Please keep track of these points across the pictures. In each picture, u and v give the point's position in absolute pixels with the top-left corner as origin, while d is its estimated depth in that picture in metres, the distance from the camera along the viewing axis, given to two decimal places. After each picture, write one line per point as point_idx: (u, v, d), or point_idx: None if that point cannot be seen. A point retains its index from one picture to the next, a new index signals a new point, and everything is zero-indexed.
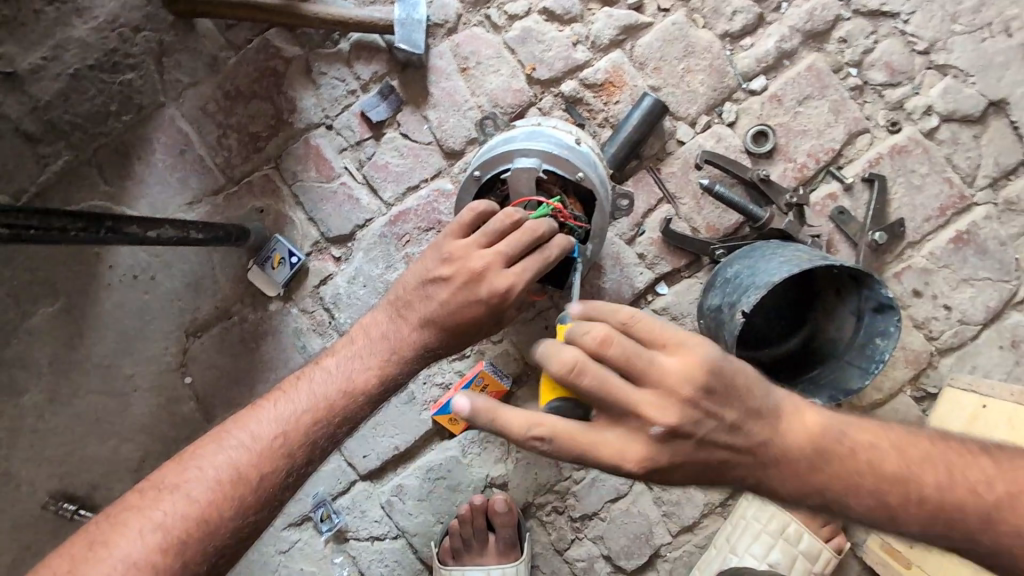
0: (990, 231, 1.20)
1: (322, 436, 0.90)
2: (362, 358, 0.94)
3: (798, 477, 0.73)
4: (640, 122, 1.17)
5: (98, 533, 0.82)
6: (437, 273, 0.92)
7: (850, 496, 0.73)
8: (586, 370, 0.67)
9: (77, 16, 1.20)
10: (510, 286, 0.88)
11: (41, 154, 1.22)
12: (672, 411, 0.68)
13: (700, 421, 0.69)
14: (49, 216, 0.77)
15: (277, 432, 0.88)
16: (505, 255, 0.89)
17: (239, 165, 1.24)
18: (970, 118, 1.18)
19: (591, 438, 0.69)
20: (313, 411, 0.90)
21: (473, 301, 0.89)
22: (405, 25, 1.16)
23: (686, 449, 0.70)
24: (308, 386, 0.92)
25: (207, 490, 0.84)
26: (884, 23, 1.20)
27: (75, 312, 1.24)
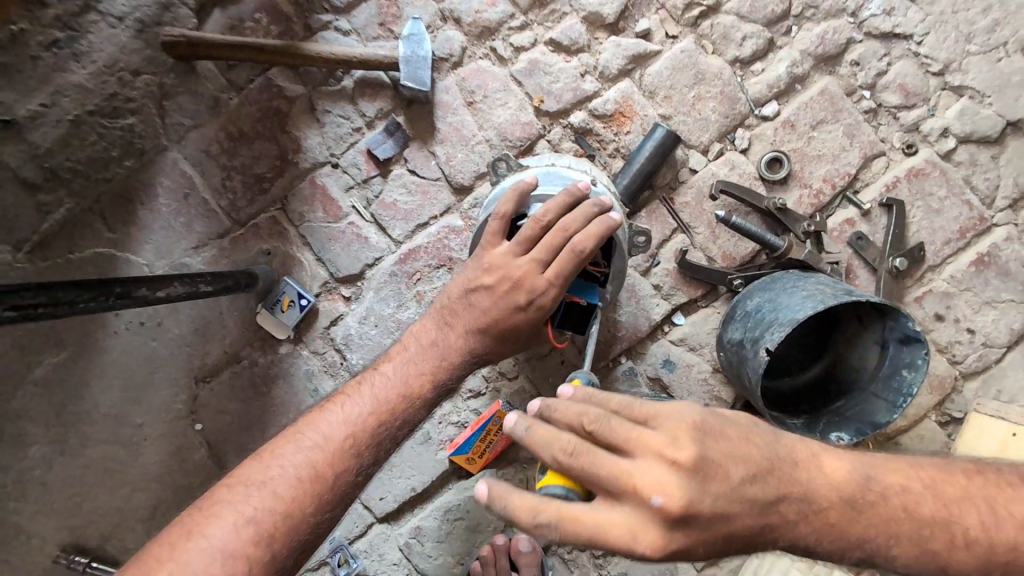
0: (1011, 253, 1.18)
1: (386, 437, 0.89)
2: (416, 364, 0.93)
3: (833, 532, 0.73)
4: (652, 153, 1.15)
5: (191, 523, 0.78)
6: (479, 281, 0.93)
7: (864, 534, 0.74)
8: (577, 452, 0.69)
9: (74, 61, 1.18)
10: (548, 290, 0.89)
11: (43, 202, 1.20)
12: (664, 486, 0.66)
13: (712, 491, 0.68)
14: (60, 290, 0.71)
15: (345, 433, 0.87)
16: (542, 260, 0.89)
17: (245, 207, 1.22)
18: (989, 139, 1.16)
19: (599, 522, 0.67)
20: (374, 412, 0.89)
21: (514, 309, 0.90)
22: (411, 62, 1.15)
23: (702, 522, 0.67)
24: (370, 390, 0.91)
25: (291, 485, 0.81)
26: (897, 45, 1.17)
27: (81, 361, 1.21)
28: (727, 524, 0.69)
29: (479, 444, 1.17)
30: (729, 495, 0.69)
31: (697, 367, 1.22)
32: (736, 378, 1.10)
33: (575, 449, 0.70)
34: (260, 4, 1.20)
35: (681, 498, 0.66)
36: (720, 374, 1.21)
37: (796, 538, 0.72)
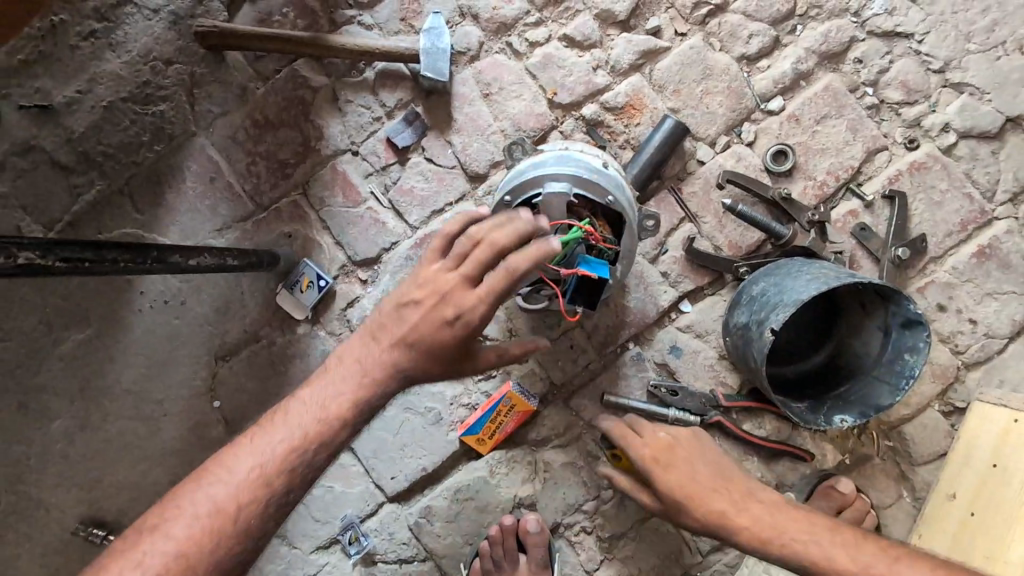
0: (1013, 245, 1.21)
1: (299, 467, 0.81)
2: (336, 385, 0.84)
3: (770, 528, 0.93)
4: (661, 144, 1.19)
5: (89, 568, 0.77)
6: (409, 297, 0.85)
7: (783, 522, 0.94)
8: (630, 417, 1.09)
9: (110, 50, 1.24)
10: (476, 307, 0.82)
11: (74, 184, 1.25)
12: (673, 484, 0.98)
13: (709, 507, 0.95)
14: (102, 248, 0.75)
15: (252, 465, 0.80)
16: (471, 275, 0.82)
17: (268, 192, 1.26)
18: (988, 134, 1.20)
19: (636, 434, 1.04)
20: (289, 441, 0.81)
21: (442, 325, 0.83)
22: (430, 53, 1.20)
23: (689, 515, 0.97)
24: (284, 419, 0.82)
25: (185, 525, 0.77)
26: (899, 44, 1.22)
27: (106, 337, 1.25)
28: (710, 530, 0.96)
29: (490, 424, 1.22)
30: (724, 518, 0.95)
31: (703, 353, 1.24)
32: (742, 361, 1.12)
33: (631, 433, 1.05)
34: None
35: (684, 500, 0.97)
36: (726, 360, 1.24)
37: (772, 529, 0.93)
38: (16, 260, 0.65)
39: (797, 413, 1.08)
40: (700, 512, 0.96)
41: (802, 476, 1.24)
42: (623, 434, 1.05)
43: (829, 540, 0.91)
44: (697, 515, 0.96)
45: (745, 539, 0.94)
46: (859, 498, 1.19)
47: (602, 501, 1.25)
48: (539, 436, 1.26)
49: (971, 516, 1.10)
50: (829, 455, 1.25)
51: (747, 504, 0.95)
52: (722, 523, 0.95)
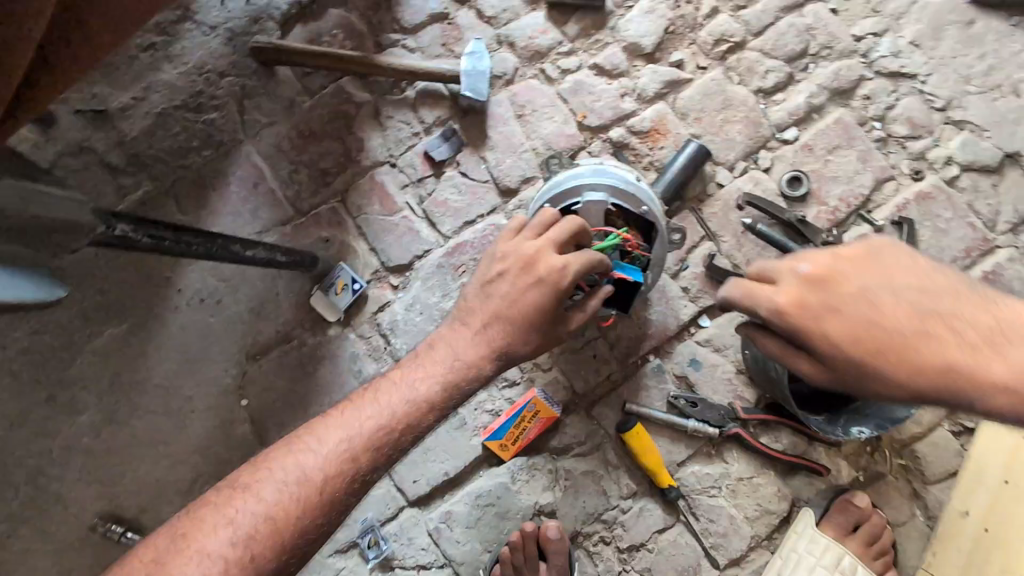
0: (1015, 272, 1.28)
1: (386, 444, 0.85)
2: (427, 368, 0.90)
3: (962, 355, 0.73)
4: (684, 166, 1.27)
5: (181, 527, 0.79)
6: (491, 272, 0.94)
7: (983, 354, 0.73)
8: (763, 275, 0.83)
9: (167, 62, 1.32)
10: (567, 263, 0.90)
11: (122, 184, 1.30)
12: (863, 338, 0.75)
13: (922, 353, 0.74)
14: (182, 231, 0.85)
15: (342, 437, 0.84)
16: (555, 240, 0.93)
17: (308, 198, 1.32)
18: (989, 168, 1.29)
19: (768, 290, 0.81)
20: (378, 417, 0.86)
21: (532, 282, 0.91)
22: (471, 75, 1.29)
23: (906, 380, 0.74)
24: (376, 399, 0.88)
25: (276, 490, 0.80)
26: (904, 83, 1.31)
27: (141, 333, 1.28)
28: (945, 391, 0.73)
29: (513, 430, 1.26)
30: (949, 365, 0.73)
31: (722, 368, 1.29)
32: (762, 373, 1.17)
33: (773, 287, 0.80)
34: (337, 22, 1.35)
35: (887, 358, 0.74)
36: (744, 375, 1.28)
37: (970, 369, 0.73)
38: (115, 232, 0.76)
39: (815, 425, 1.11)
40: (913, 366, 0.74)
41: (817, 492, 1.28)
42: (766, 299, 0.80)
43: (1015, 340, 0.74)
44: (911, 372, 0.74)
45: (988, 397, 0.72)
46: (876, 514, 1.24)
47: (621, 510, 1.27)
48: (560, 443, 1.28)
49: (984, 532, 1.15)
50: (843, 472, 1.28)
51: (972, 341, 0.74)
52: (957, 376, 0.73)
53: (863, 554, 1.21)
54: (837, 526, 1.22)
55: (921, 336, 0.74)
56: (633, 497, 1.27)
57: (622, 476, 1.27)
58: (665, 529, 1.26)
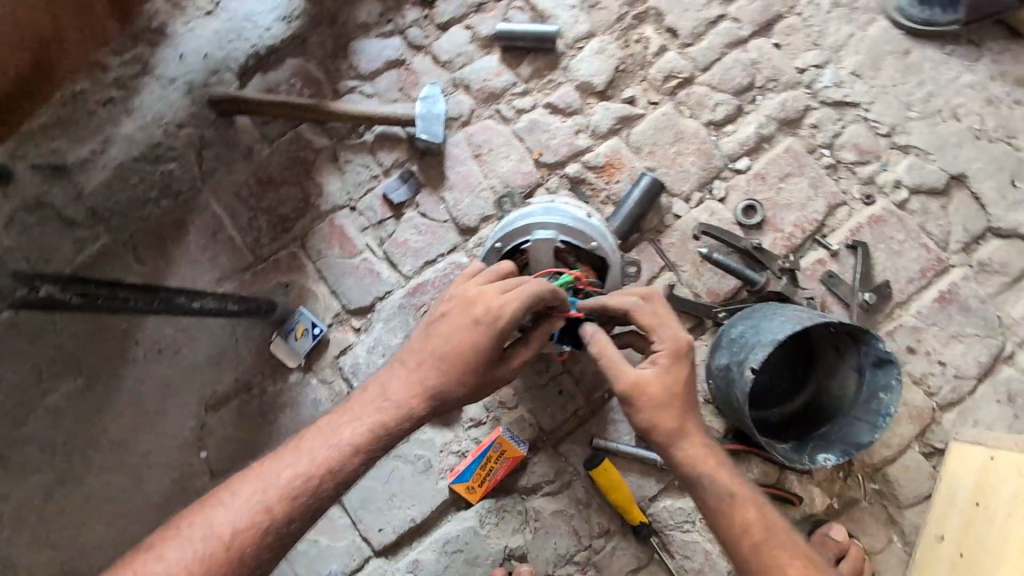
0: (970, 291, 1.30)
1: (307, 496, 0.87)
2: (357, 415, 0.92)
3: (694, 446, 0.88)
4: (640, 199, 1.29)
5: None
6: (434, 317, 0.95)
7: (704, 459, 0.88)
8: (653, 306, 0.94)
9: (126, 115, 1.33)
10: (503, 308, 0.89)
11: (80, 237, 1.30)
12: (667, 380, 0.88)
13: (682, 417, 0.88)
14: (116, 287, 0.85)
15: (258, 488, 0.87)
16: (498, 285, 0.92)
17: (268, 244, 1.33)
18: (936, 190, 1.32)
19: (645, 315, 0.93)
20: (297, 466, 0.88)
21: (473, 325, 0.90)
22: (426, 118, 1.31)
23: (656, 406, 0.88)
24: (302, 448, 0.90)
25: (184, 554, 0.83)
26: (849, 111, 1.35)
27: (97, 387, 1.26)
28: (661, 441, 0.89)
29: (479, 472, 1.22)
30: (680, 436, 0.88)
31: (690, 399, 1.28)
32: (726, 403, 1.16)
33: (664, 318, 0.92)
34: (295, 71, 1.38)
35: (658, 406, 0.88)
36: (712, 405, 1.27)
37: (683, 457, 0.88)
38: (38, 293, 0.77)
39: (781, 453, 1.12)
40: (673, 411, 0.88)
41: (793, 521, 1.25)
42: (654, 319, 0.92)
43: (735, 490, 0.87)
44: (665, 413, 0.88)
45: (687, 455, 0.88)
46: (854, 545, 1.20)
47: (594, 551, 1.23)
48: (529, 483, 1.25)
49: (959, 557, 1.11)
50: (817, 499, 1.26)
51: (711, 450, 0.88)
52: (684, 434, 0.88)
53: None
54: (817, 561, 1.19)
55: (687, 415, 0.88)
56: (606, 536, 1.24)
57: (593, 514, 1.24)
58: (639, 568, 1.23)
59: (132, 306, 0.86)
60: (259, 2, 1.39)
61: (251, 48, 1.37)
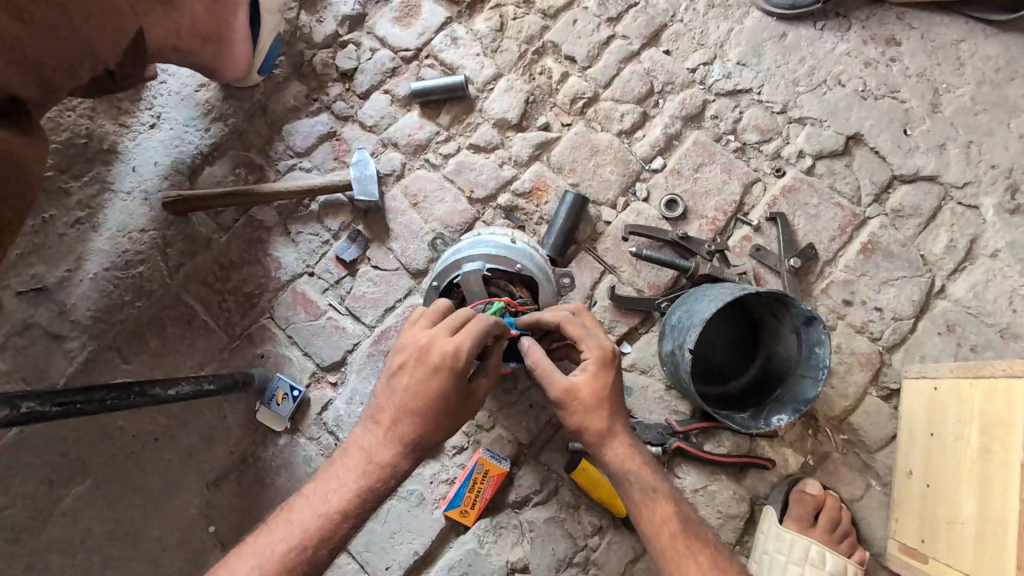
0: (890, 237, 1.38)
1: (300, 562, 0.95)
2: (340, 478, 0.99)
3: (620, 446, 1.00)
4: (567, 215, 1.39)
5: None
6: (394, 367, 1.01)
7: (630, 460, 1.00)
8: (581, 320, 1.05)
9: (94, 231, 1.45)
10: (458, 347, 0.95)
11: (68, 349, 1.40)
12: (597, 385, 1.00)
13: (611, 419, 1.00)
14: (91, 390, 0.94)
15: (254, 565, 0.94)
16: (448, 327, 0.98)
17: (239, 321, 1.43)
18: (837, 152, 1.42)
19: (574, 328, 1.03)
20: (290, 538, 0.96)
21: (432, 372, 0.97)
22: (361, 181, 1.42)
23: (587, 410, 1.00)
24: (289, 518, 0.98)
25: None
26: (744, 97, 1.46)
27: (104, 485, 1.34)
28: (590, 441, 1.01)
29: (469, 495, 1.29)
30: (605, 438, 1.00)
31: (652, 387, 1.35)
32: (680, 385, 1.25)
33: (590, 329, 1.04)
34: (238, 161, 1.51)
35: (586, 410, 1.00)
36: (673, 390, 1.35)
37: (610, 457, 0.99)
38: (20, 410, 0.86)
39: (737, 422, 1.20)
40: (603, 413, 1.00)
41: (773, 485, 1.31)
42: (582, 331, 1.03)
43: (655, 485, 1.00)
44: (594, 416, 1.00)
45: (617, 455, 0.99)
46: (830, 496, 1.26)
47: (591, 550, 1.29)
48: (518, 496, 1.32)
49: (927, 487, 1.17)
50: (792, 459, 1.31)
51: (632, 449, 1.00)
52: (609, 436, 1.00)
53: (829, 539, 1.22)
54: (800, 518, 1.24)
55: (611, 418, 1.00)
56: (599, 533, 1.29)
57: (583, 514, 1.30)
58: (637, 558, 1.28)
59: (108, 404, 0.96)
60: (195, 107, 1.53)
61: (195, 148, 1.51)
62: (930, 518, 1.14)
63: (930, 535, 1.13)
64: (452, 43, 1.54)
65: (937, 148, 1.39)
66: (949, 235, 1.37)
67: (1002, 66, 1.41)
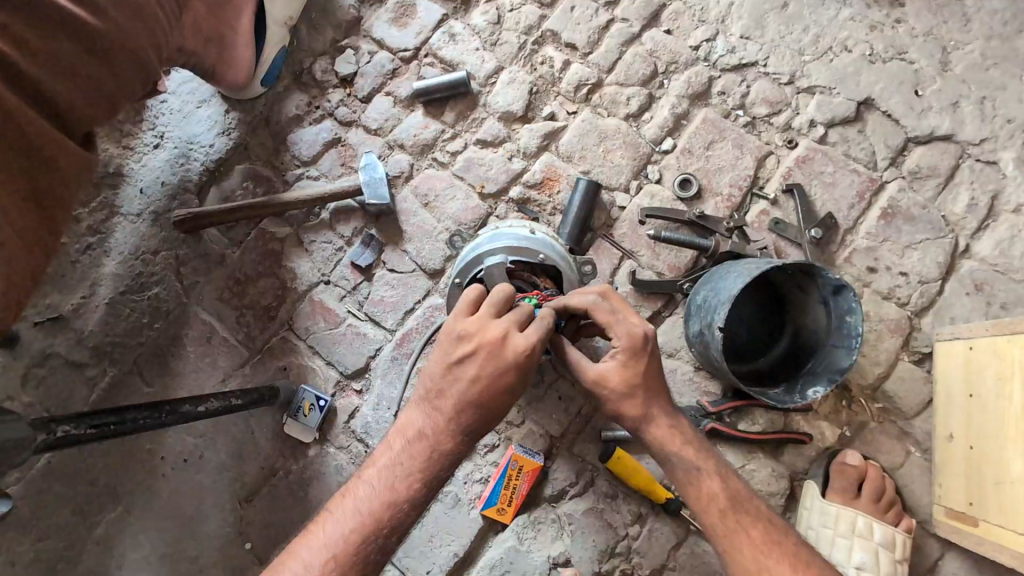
0: (909, 200, 1.36)
1: (370, 551, 0.92)
2: (403, 463, 0.95)
3: (664, 428, 0.99)
4: (582, 202, 1.37)
5: None
6: (458, 355, 0.96)
7: (677, 440, 0.99)
8: (610, 304, 1.01)
9: (106, 256, 1.43)
10: (533, 346, 0.94)
11: (90, 376, 1.39)
12: (628, 373, 0.98)
13: (647, 402, 0.99)
14: (123, 410, 0.93)
15: (326, 556, 0.91)
16: (518, 320, 0.96)
17: (259, 335, 1.42)
18: (849, 118, 1.40)
19: (602, 315, 1.00)
20: (361, 528, 0.92)
21: (504, 367, 0.93)
22: (371, 184, 1.40)
23: (619, 398, 0.99)
24: (353, 504, 0.94)
25: None
26: (750, 71, 1.44)
27: (137, 509, 1.33)
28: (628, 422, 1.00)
29: (505, 492, 1.28)
30: (643, 421, 0.99)
31: (680, 370, 1.34)
32: (710, 365, 1.23)
33: (620, 314, 1.00)
34: (245, 175, 1.50)
35: (621, 399, 0.99)
36: (703, 371, 1.33)
37: (653, 437, 0.99)
38: (56, 434, 0.85)
39: (772, 397, 1.18)
40: (637, 400, 0.98)
41: (811, 459, 1.29)
42: (610, 317, 0.99)
43: (703, 461, 0.99)
44: (629, 403, 0.98)
45: (658, 436, 0.98)
46: (871, 466, 1.24)
47: (632, 538, 1.27)
48: (555, 490, 1.30)
49: (971, 449, 1.15)
50: (828, 432, 1.30)
51: (677, 432, 0.99)
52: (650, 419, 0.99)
53: (874, 510, 1.20)
54: (842, 490, 1.22)
55: (648, 403, 0.99)
56: (639, 521, 1.28)
57: (622, 503, 1.29)
58: (679, 543, 1.26)
59: (141, 424, 0.94)
60: (199, 123, 1.52)
61: (202, 165, 1.50)
62: (976, 480, 1.12)
63: (978, 498, 1.11)
64: (450, 39, 1.52)
65: (951, 106, 1.37)
66: (969, 193, 1.35)
67: (1010, 19, 1.39)
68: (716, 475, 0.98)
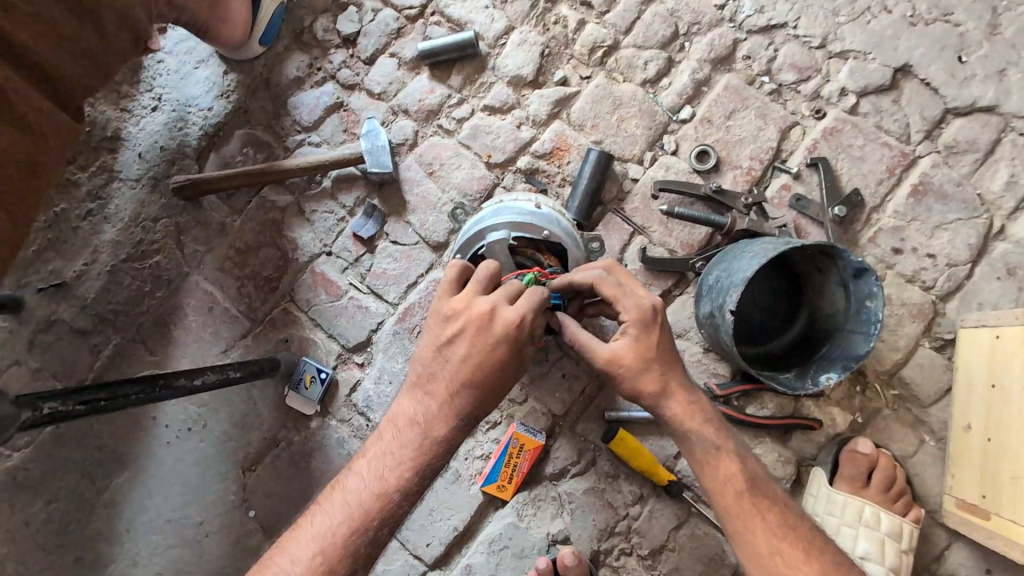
0: (943, 176, 1.28)
1: (362, 544, 0.91)
2: (391, 455, 0.94)
3: (681, 406, 0.94)
4: (592, 173, 1.31)
5: None
6: (448, 334, 0.94)
7: (698, 422, 0.94)
8: (615, 278, 0.97)
9: (106, 223, 1.41)
10: (522, 316, 0.91)
11: (94, 343, 1.39)
12: (641, 348, 0.94)
13: (665, 377, 0.94)
14: (114, 387, 0.92)
15: (314, 550, 0.90)
16: (506, 294, 0.94)
17: (260, 306, 1.40)
18: (884, 87, 1.30)
19: (609, 289, 0.96)
20: (350, 520, 0.91)
21: (495, 341, 0.91)
22: (373, 152, 1.36)
23: (635, 374, 0.94)
24: (343, 494, 0.93)
25: None
26: (778, 33, 1.34)
27: (143, 475, 1.35)
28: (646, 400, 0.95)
29: (506, 469, 1.27)
30: (662, 398, 0.94)
31: (690, 351, 1.30)
32: (721, 348, 1.19)
33: (628, 286, 0.97)
34: (244, 140, 1.45)
35: (636, 376, 0.94)
36: (712, 352, 1.29)
37: (674, 414, 0.94)
38: (44, 412, 0.85)
39: (784, 383, 1.14)
40: (655, 373, 0.94)
41: (820, 445, 1.26)
42: (618, 290, 0.96)
43: (722, 441, 0.94)
44: (645, 380, 0.94)
45: (675, 415, 0.94)
46: (883, 454, 1.21)
47: (633, 518, 1.26)
48: (556, 469, 1.29)
49: (989, 441, 1.10)
50: (840, 419, 1.26)
51: (694, 408, 0.95)
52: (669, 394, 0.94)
53: (882, 499, 1.18)
54: (850, 479, 1.19)
55: (664, 379, 0.94)
56: (640, 501, 1.27)
57: (623, 484, 1.27)
58: (680, 525, 1.25)
59: (133, 400, 0.94)
60: (197, 85, 1.46)
61: (200, 129, 1.45)
62: (993, 472, 1.08)
63: (994, 492, 1.07)
64: None
65: (997, 74, 1.26)
66: (1009, 170, 1.26)
67: None
68: (734, 456, 0.94)
